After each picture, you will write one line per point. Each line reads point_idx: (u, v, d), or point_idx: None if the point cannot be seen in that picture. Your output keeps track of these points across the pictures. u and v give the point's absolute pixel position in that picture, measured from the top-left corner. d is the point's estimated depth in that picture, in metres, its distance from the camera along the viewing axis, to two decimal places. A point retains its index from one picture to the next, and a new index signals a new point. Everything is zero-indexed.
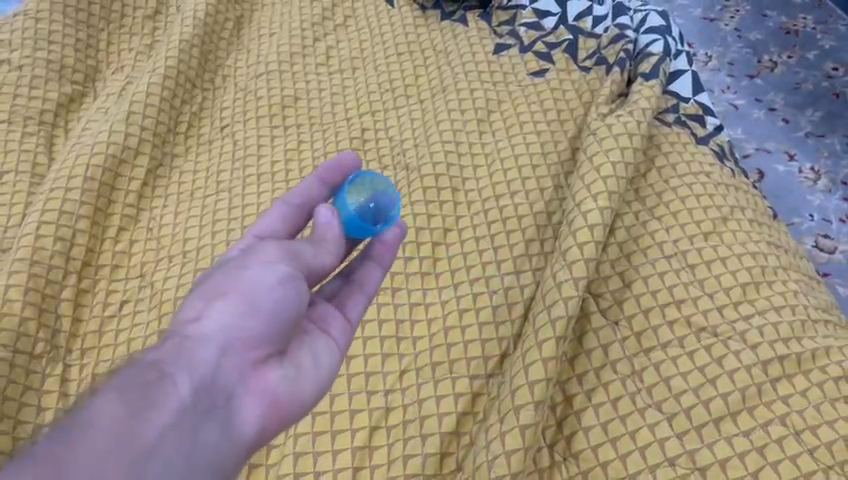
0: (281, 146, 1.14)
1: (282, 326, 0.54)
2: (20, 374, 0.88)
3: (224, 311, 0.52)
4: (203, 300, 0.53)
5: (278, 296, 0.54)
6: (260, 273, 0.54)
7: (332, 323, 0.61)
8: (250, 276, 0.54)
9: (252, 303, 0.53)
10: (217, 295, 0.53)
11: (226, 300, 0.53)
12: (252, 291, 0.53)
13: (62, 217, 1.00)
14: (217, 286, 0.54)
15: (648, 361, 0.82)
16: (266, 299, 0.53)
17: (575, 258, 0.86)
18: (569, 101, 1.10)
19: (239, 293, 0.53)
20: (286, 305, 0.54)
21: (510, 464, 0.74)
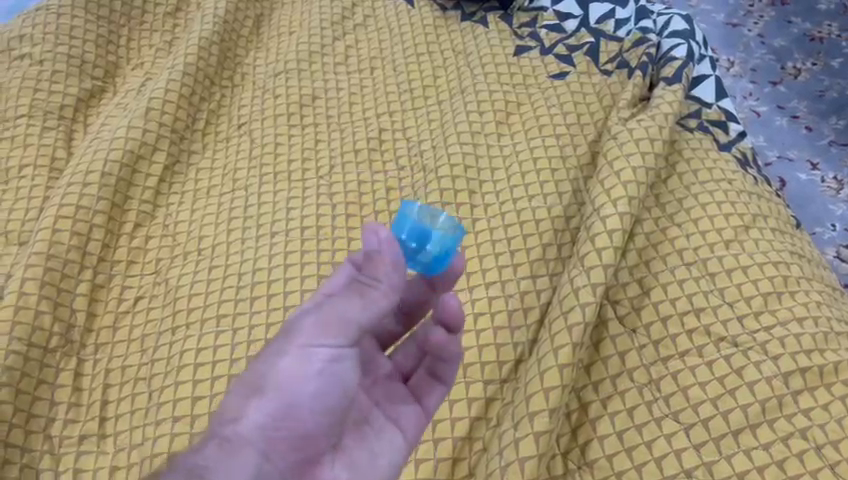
0: (298, 145, 1.13)
1: (323, 417, 0.58)
2: (35, 368, 0.88)
3: (267, 404, 0.57)
4: (243, 394, 0.58)
5: (316, 389, 0.58)
6: (295, 362, 0.57)
7: (403, 410, 0.65)
8: (286, 369, 0.58)
9: (290, 401, 0.57)
10: (255, 391, 0.57)
11: (265, 396, 0.57)
12: (291, 378, 0.57)
13: (79, 212, 1.00)
14: (257, 378, 0.58)
15: (666, 370, 0.81)
16: (305, 392, 0.57)
17: (593, 263, 0.85)
18: (590, 104, 1.09)
19: (277, 389, 0.57)
20: (324, 398, 0.58)
21: (523, 470, 0.73)
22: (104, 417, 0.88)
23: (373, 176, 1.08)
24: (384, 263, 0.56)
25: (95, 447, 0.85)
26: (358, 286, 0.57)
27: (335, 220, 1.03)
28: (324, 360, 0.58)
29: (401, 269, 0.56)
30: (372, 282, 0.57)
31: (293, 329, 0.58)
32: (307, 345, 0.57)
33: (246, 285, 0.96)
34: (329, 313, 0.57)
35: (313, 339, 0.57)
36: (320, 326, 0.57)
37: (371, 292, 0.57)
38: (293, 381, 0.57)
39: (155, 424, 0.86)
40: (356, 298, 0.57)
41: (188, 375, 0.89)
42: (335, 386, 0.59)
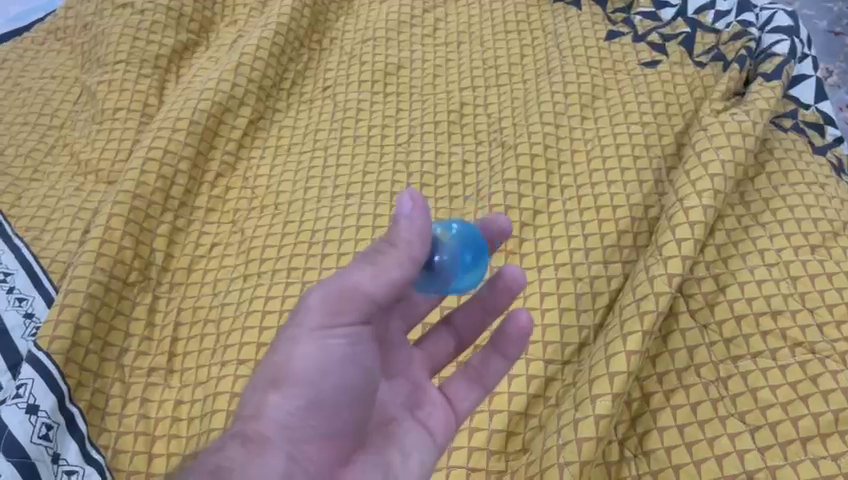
0: (379, 112, 1.14)
1: (342, 404, 0.59)
2: (114, 299, 0.92)
3: (290, 395, 0.56)
4: (261, 388, 0.57)
5: (334, 375, 0.58)
6: (314, 348, 0.57)
7: (431, 409, 0.66)
8: (305, 358, 0.57)
9: (313, 393, 0.57)
10: (275, 385, 0.57)
11: (284, 386, 0.57)
12: (316, 363, 0.57)
13: (165, 156, 1.04)
14: (273, 372, 0.57)
15: (735, 369, 0.78)
16: (325, 380, 0.58)
17: (671, 253, 0.84)
18: (680, 95, 1.06)
19: (297, 381, 0.57)
20: (343, 386, 0.59)
21: (580, 451, 0.73)
22: (173, 353, 0.91)
23: (450, 148, 1.08)
24: (411, 226, 0.55)
25: (162, 380, 0.89)
26: (373, 258, 0.56)
27: (409, 188, 1.03)
28: (341, 345, 0.58)
29: (422, 234, 0.55)
30: (390, 248, 0.56)
31: (308, 316, 0.58)
32: (321, 329, 0.57)
33: (318, 242, 0.98)
34: (340, 290, 0.56)
35: (330, 321, 0.57)
36: (334, 307, 0.57)
37: (385, 261, 0.55)
38: (321, 366, 0.57)
39: (219, 365, 0.88)
40: (368, 264, 0.55)
41: (255, 321, 0.91)
42: (354, 372, 0.60)
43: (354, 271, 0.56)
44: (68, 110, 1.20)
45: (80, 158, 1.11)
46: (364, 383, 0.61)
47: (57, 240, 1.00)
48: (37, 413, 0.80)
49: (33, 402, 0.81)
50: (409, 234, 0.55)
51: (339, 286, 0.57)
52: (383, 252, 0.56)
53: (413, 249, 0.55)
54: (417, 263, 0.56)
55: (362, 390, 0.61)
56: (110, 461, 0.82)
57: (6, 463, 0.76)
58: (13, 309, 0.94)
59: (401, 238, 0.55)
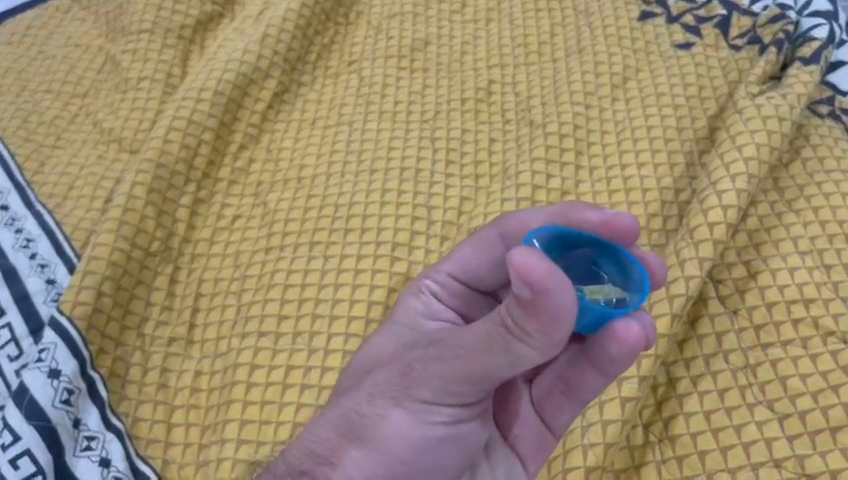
0: (405, 88, 1.12)
1: (423, 470, 0.59)
2: (136, 266, 0.92)
3: (376, 452, 0.58)
4: (348, 434, 0.59)
5: (420, 444, 0.58)
6: (410, 418, 0.57)
7: (520, 434, 0.66)
8: (398, 423, 0.57)
9: (399, 455, 0.58)
10: (362, 439, 0.58)
11: (372, 443, 0.58)
12: (410, 431, 0.57)
13: (190, 126, 1.03)
14: (357, 422, 0.59)
15: (765, 357, 0.77)
16: (407, 447, 0.58)
17: (702, 237, 0.82)
18: (714, 78, 1.03)
19: (385, 443, 0.58)
20: (427, 457, 0.59)
21: (605, 434, 0.72)
22: (193, 323, 0.91)
23: (477, 126, 1.06)
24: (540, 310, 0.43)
25: (182, 351, 0.88)
26: (494, 342, 0.48)
27: (434, 165, 1.01)
28: (441, 423, 0.57)
29: (547, 321, 0.44)
30: (524, 336, 0.46)
31: (418, 381, 0.55)
32: (430, 403, 0.56)
33: (342, 217, 0.97)
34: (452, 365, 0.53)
35: (437, 399, 0.56)
36: (448, 385, 0.54)
37: (519, 351, 0.47)
38: (411, 434, 0.57)
39: (240, 337, 0.88)
40: (497, 348, 0.48)
41: (277, 294, 0.90)
42: (445, 445, 0.59)
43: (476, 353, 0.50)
44: (92, 78, 1.18)
45: (103, 127, 1.11)
46: (451, 456, 0.60)
47: (79, 208, 1.00)
48: (58, 378, 0.81)
49: (55, 367, 0.82)
50: (538, 326, 0.44)
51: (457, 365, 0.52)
52: (514, 341, 0.47)
53: (550, 341, 0.45)
54: (552, 349, 0.47)
55: (446, 463, 0.61)
56: (129, 429, 0.82)
57: (25, 426, 0.78)
58: (36, 275, 0.94)
59: (531, 330, 0.45)
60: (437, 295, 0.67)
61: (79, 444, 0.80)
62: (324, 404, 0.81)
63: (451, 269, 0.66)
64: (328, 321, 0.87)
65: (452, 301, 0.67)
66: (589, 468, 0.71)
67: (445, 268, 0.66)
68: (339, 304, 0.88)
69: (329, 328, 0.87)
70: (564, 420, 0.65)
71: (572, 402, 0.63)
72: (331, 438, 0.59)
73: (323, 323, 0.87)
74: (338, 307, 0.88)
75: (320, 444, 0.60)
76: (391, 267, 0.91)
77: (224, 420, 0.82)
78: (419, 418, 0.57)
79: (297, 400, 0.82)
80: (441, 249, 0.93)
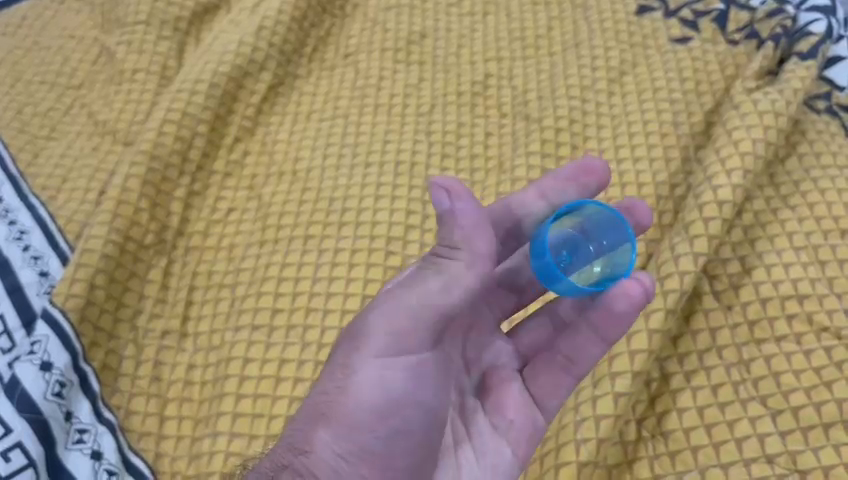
0: (401, 81, 1.11)
1: (393, 442, 0.58)
2: (129, 259, 0.92)
3: (341, 428, 0.56)
4: (312, 421, 0.57)
5: (385, 411, 0.57)
6: (371, 383, 0.57)
7: (511, 416, 0.65)
8: (358, 390, 0.57)
9: (367, 426, 0.57)
10: (327, 420, 0.57)
11: (337, 421, 0.57)
12: (374, 396, 0.57)
13: (184, 118, 1.02)
14: (324, 402, 0.58)
15: (759, 352, 0.77)
16: (377, 413, 0.57)
17: (698, 232, 0.82)
18: (711, 73, 1.03)
19: (349, 416, 0.57)
20: (398, 426, 0.58)
21: (598, 428, 0.72)
22: (187, 316, 0.90)
23: (473, 120, 1.05)
24: (472, 225, 0.55)
25: (175, 344, 0.88)
26: (433, 268, 0.56)
27: (430, 159, 1.01)
28: (398, 380, 0.58)
29: (481, 230, 0.55)
30: (457, 251, 0.55)
31: (370, 334, 0.58)
32: (383, 356, 0.58)
33: (336, 211, 0.97)
34: (401, 303, 0.57)
35: (393, 352, 0.58)
36: (398, 335, 0.58)
37: (456, 269, 0.56)
38: (375, 400, 0.57)
39: (234, 329, 0.88)
40: (432, 273, 0.57)
41: (270, 287, 0.90)
42: (415, 413, 0.59)
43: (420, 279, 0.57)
44: (87, 70, 1.17)
45: (97, 119, 1.10)
46: (419, 427, 0.59)
47: (73, 201, 0.99)
48: (50, 370, 0.80)
49: (47, 359, 0.81)
50: (466, 232, 0.55)
51: (403, 300, 0.57)
52: (447, 258, 0.56)
53: (475, 237, 0.55)
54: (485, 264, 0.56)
55: (417, 434, 0.59)
56: (121, 422, 0.82)
57: (18, 418, 0.76)
58: (29, 266, 0.93)
59: (461, 236, 0.55)
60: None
61: (71, 438, 0.79)
62: None
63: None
64: (321, 315, 0.87)
65: None
66: (582, 463, 0.71)
67: None
68: (333, 297, 0.88)
69: (322, 322, 0.86)
70: (561, 398, 0.66)
71: (565, 374, 0.65)
72: (295, 430, 0.58)
73: (316, 317, 0.87)
74: (332, 301, 0.87)
75: (285, 439, 0.58)
76: (386, 261, 0.91)
77: (216, 413, 0.82)
78: (380, 381, 0.58)
79: (290, 394, 0.82)
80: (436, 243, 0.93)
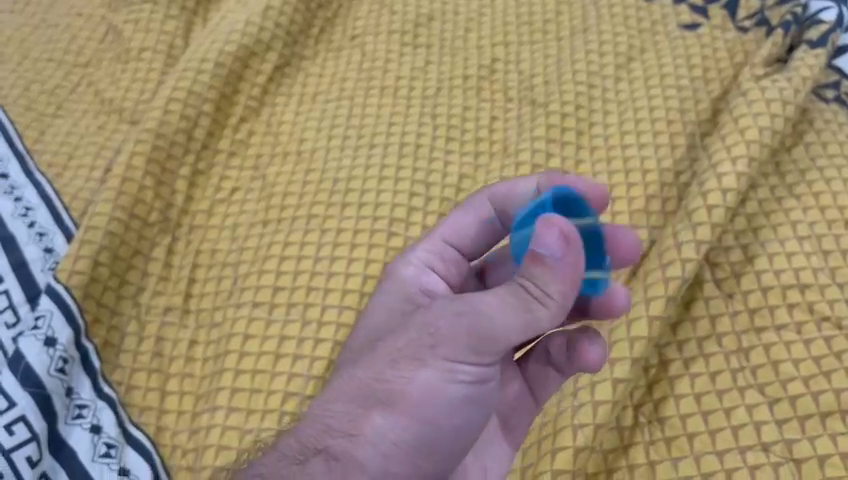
0: (407, 64, 1.11)
1: (444, 431, 0.62)
2: (133, 237, 0.92)
3: (397, 418, 0.60)
4: (371, 403, 0.61)
5: (445, 405, 0.60)
6: (434, 381, 0.59)
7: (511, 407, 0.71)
8: (420, 385, 0.59)
9: (422, 417, 0.60)
10: (385, 405, 0.60)
11: (395, 408, 0.60)
12: (434, 395, 0.60)
13: (189, 97, 1.03)
14: (380, 388, 0.61)
15: (758, 341, 0.77)
16: (435, 411, 0.60)
17: (701, 220, 0.82)
18: (720, 60, 1.02)
19: (409, 408, 0.60)
20: (450, 420, 0.62)
21: (596, 414, 0.72)
22: (189, 294, 0.91)
23: (478, 104, 1.05)
24: (562, 275, 0.51)
25: (178, 321, 0.89)
26: (514, 302, 0.54)
27: (434, 141, 1.01)
28: (461, 381, 0.60)
29: (571, 284, 0.52)
30: (546, 301, 0.52)
31: (441, 340, 0.58)
32: (450, 362, 0.58)
33: (339, 192, 0.97)
34: (481, 329, 0.56)
35: (460, 358, 0.58)
36: (472, 345, 0.57)
37: (540, 312, 0.53)
38: (435, 399, 0.60)
39: (235, 307, 0.88)
40: (516, 309, 0.53)
41: (272, 267, 0.91)
42: (468, 409, 0.62)
43: (499, 314, 0.54)
44: (94, 48, 1.17)
45: (104, 97, 1.10)
46: (470, 417, 0.63)
47: (78, 178, 1.00)
48: (54, 346, 0.81)
49: (51, 336, 0.81)
50: (560, 286, 0.51)
51: (477, 319, 0.56)
52: (534, 305, 0.53)
53: (566, 299, 0.52)
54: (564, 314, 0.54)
55: (467, 422, 0.63)
56: (122, 397, 0.83)
57: (21, 392, 0.77)
58: (34, 244, 0.93)
59: (554, 291, 0.52)
60: (432, 266, 0.73)
61: (72, 413, 0.80)
62: (315, 375, 0.82)
63: (444, 235, 0.73)
64: (322, 294, 0.87)
65: (444, 268, 0.73)
66: (579, 448, 0.71)
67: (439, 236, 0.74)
68: (333, 277, 0.88)
69: (323, 301, 0.87)
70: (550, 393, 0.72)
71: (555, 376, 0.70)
72: (351, 405, 0.62)
73: (317, 296, 0.87)
74: (333, 281, 0.88)
75: (339, 410, 0.63)
76: (387, 242, 0.91)
77: (216, 390, 0.83)
78: (441, 382, 0.59)
79: (289, 371, 0.82)
80: (438, 226, 0.93)
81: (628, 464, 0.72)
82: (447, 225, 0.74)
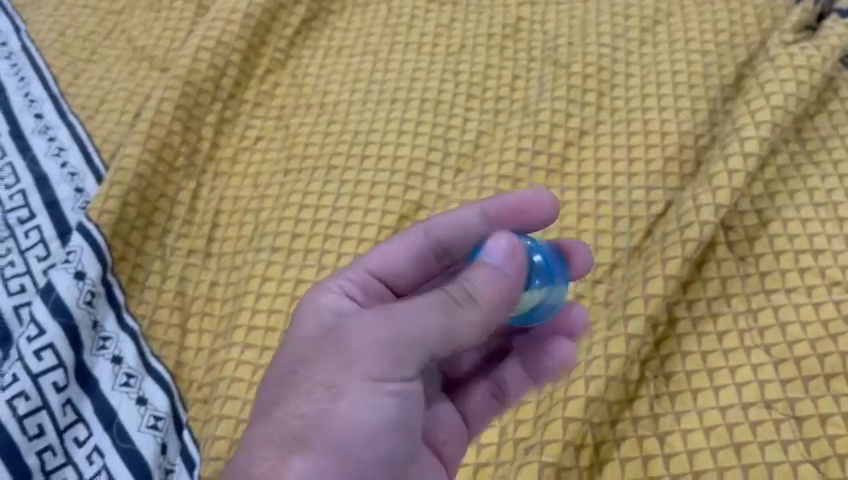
0: (433, 21, 1.11)
1: (369, 469, 0.54)
2: (159, 180, 0.95)
3: (318, 457, 0.53)
4: (290, 445, 0.54)
5: (370, 437, 0.54)
6: (356, 406, 0.54)
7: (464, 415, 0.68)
8: (343, 413, 0.54)
9: (344, 451, 0.54)
10: (304, 443, 0.54)
11: (316, 445, 0.54)
12: (359, 423, 0.54)
13: (218, 46, 1.05)
14: (304, 431, 0.54)
15: (767, 302, 0.77)
16: (358, 442, 0.54)
17: (722, 183, 0.82)
18: (747, 26, 1.01)
19: (333, 442, 0.54)
20: (377, 456, 0.55)
21: (608, 367, 0.73)
22: (212, 238, 0.94)
23: (501, 62, 1.05)
24: (501, 276, 0.56)
25: (199, 262, 0.92)
26: (438, 305, 0.55)
27: (455, 98, 1.02)
28: (385, 403, 0.55)
29: (501, 288, 0.56)
30: (471, 301, 0.55)
31: (365, 358, 0.54)
32: (374, 380, 0.54)
33: (360, 144, 0.98)
34: (402, 335, 0.54)
35: (382, 374, 0.54)
36: (392, 357, 0.54)
37: (462, 311, 0.55)
38: (359, 430, 0.54)
39: (255, 251, 0.90)
40: (441, 312, 0.54)
41: (292, 213, 0.93)
42: (397, 439, 0.56)
43: (423, 320, 0.54)
44: None
45: (136, 44, 1.12)
46: (398, 451, 0.56)
47: (109, 122, 1.03)
48: (83, 279, 0.84)
49: (81, 269, 0.85)
50: (489, 289, 0.55)
51: (401, 323, 0.54)
52: (459, 306, 0.55)
53: (496, 305, 0.56)
54: (491, 322, 0.56)
55: (396, 459, 0.56)
56: (144, 331, 0.86)
57: (51, 321, 0.81)
58: (65, 183, 0.96)
59: (483, 294, 0.55)
60: (352, 294, 0.63)
61: (96, 345, 0.83)
62: None
63: (369, 266, 0.65)
64: (339, 242, 0.90)
65: (365, 298, 0.63)
66: (590, 397, 0.72)
67: (362, 265, 0.64)
68: (350, 226, 0.90)
69: (339, 248, 0.89)
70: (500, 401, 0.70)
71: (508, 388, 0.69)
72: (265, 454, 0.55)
73: (334, 243, 0.90)
74: (350, 229, 0.90)
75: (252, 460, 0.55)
76: (404, 195, 0.93)
77: (233, 327, 0.85)
78: (362, 406, 0.54)
79: None
80: (455, 181, 0.94)
81: (631, 416, 0.73)
82: (375, 254, 0.65)
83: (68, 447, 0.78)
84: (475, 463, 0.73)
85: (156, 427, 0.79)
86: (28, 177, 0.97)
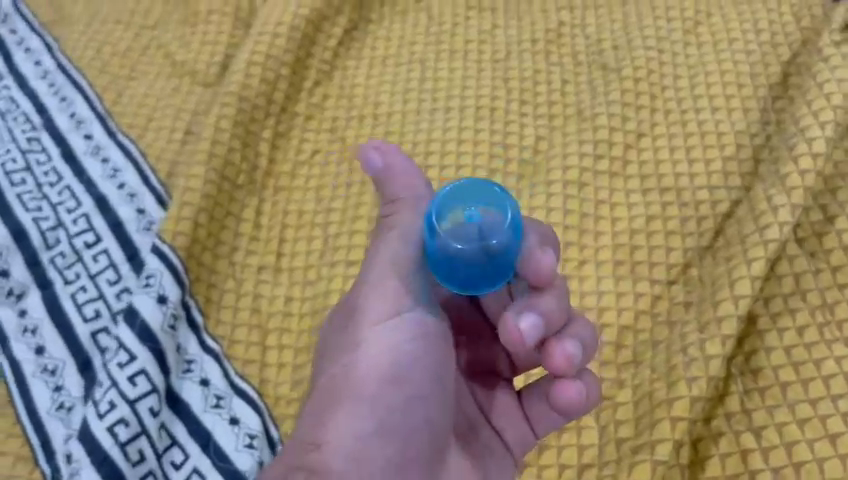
0: (474, 28, 1.12)
1: (407, 409, 0.59)
2: (224, 199, 0.95)
3: (356, 408, 0.58)
4: (328, 405, 0.59)
5: (397, 375, 0.60)
6: (374, 353, 0.61)
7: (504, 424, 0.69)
8: (364, 364, 0.60)
9: (378, 395, 0.59)
10: (340, 399, 0.59)
11: (351, 397, 0.59)
12: (383, 366, 0.60)
13: (266, 59, 1.04)
14: (330, 390, 0.60)
15: (842, 296, 0.80)
16: (387, 383, 0.59)
17: (795, 184, 0.85)
18: (786, 24, 1.04)
19: (365, 390, 0.59)
20: (410, 395, 0.59)
21: (709, 368, 0.76)
22: (280, 253, 0.93)
23: (548, 67, 1.06)
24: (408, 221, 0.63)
25: (270, 278, 0.91)
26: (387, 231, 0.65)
27: (509, 104, 1.03)
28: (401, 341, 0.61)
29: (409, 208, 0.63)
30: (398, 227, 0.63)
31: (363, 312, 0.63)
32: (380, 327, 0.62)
33: (420, 154, 0.99)
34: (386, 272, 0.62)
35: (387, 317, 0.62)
36: (386, 298, 0.62)
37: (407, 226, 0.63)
38: (387, 373, 0.60)
39: (329, 266, 0.91)
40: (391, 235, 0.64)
41: (362, 226, 0.93)
42: (424, 376, 0.60)
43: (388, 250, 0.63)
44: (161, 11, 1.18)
45: (176, 59, 1.11)
46: (430, 393, 0.60)
47: (162, 139, 1.02)
48: (166, 303, 0.85)
49: (162, 293, 0.85)
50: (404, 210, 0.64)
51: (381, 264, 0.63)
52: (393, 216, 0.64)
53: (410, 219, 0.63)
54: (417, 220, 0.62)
55: (430, 399, 0.60)
56: (225, 350, 0.85)
57: (140, 346, 0.81)
58: (125, 203, 0.96)
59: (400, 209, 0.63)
60: None
61: (181, 367, 0.84)
62: None
63: None
64: None
65: None
66: (695, 397, 0.75)
67: None
68: None
69: None
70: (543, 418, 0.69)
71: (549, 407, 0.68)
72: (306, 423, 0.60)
73: None
74: None
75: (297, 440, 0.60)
76: None
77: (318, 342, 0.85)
78: (382, 353, 0.60)
79: None
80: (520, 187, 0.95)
81: (724, 412, 0.76)
82: None
83: (167, 471, 0.77)
84: (578, 465, 0.75)
85: (253, 445, 0.79)
86: (89, 199, 0.96)
